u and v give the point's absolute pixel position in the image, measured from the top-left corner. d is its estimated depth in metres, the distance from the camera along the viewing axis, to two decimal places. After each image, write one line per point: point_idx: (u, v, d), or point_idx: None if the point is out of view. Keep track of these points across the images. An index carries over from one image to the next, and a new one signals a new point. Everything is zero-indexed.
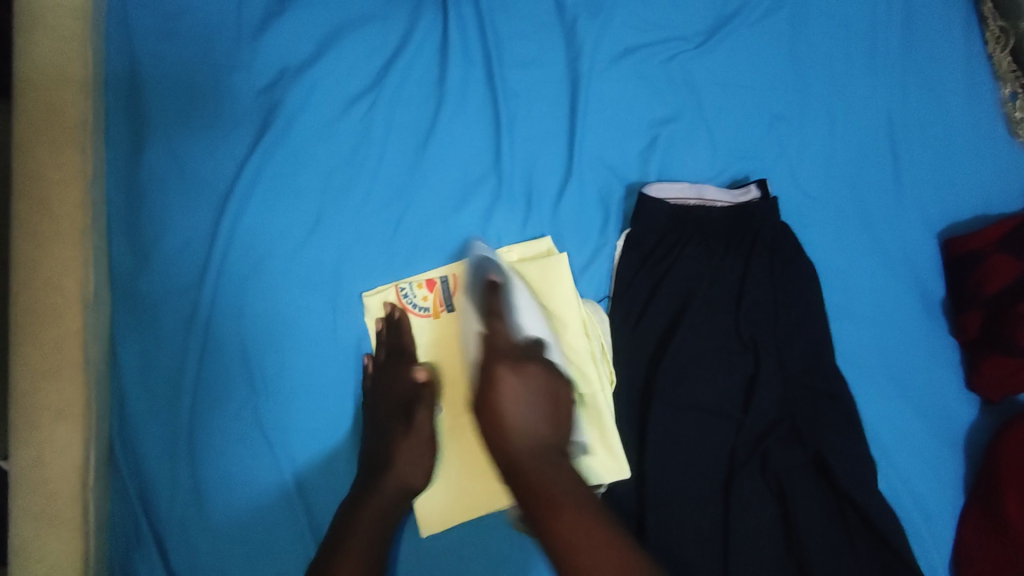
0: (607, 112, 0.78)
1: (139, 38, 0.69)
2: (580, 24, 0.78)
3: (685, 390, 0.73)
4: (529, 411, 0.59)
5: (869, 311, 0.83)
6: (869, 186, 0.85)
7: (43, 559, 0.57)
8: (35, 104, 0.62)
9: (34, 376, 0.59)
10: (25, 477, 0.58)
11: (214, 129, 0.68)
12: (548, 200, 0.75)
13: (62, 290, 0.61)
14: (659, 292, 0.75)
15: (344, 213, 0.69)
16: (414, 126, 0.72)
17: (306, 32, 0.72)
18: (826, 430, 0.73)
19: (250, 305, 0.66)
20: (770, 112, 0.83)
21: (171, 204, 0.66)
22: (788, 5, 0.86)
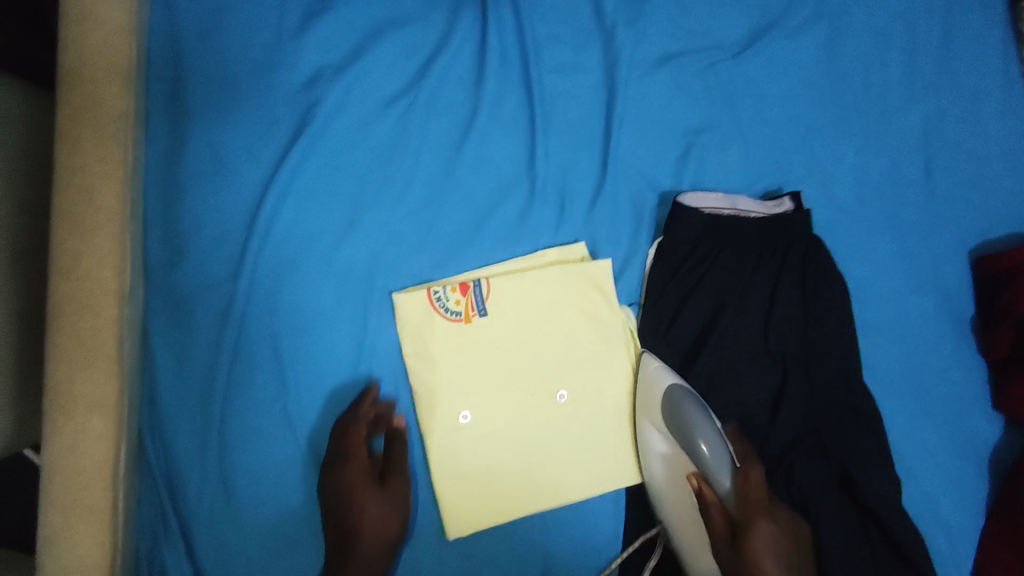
0: (642, 120, 0.78)
1: (183, 30, 0.68)
2: (619, 30, 0.78)
3: (713, 400, 0.73)
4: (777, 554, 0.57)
5: (898, 327, 0.82)
6: (902, 201, 0.84)
7: (76, 548, 0.59)
8: (81, 96, 0.64)
9: (71, 367, 0.60)
10: (58, 466, 0.59)
11: (253, 125, 0.68)
12: (581, 206, 0.75)
13: (99, 282, 0.62)
14: (690, 301, 0.75)
15: (379, 214, 0.69)
16: (450, 128, 0.73)
17: (347, 31, 0.72)
18: (850, 443, 0.73)
19: (284, 302, 0.66)
20: (805, 124, 0.83)
21: (209, 198, 0.66)
22: (827, 16, 0.85)
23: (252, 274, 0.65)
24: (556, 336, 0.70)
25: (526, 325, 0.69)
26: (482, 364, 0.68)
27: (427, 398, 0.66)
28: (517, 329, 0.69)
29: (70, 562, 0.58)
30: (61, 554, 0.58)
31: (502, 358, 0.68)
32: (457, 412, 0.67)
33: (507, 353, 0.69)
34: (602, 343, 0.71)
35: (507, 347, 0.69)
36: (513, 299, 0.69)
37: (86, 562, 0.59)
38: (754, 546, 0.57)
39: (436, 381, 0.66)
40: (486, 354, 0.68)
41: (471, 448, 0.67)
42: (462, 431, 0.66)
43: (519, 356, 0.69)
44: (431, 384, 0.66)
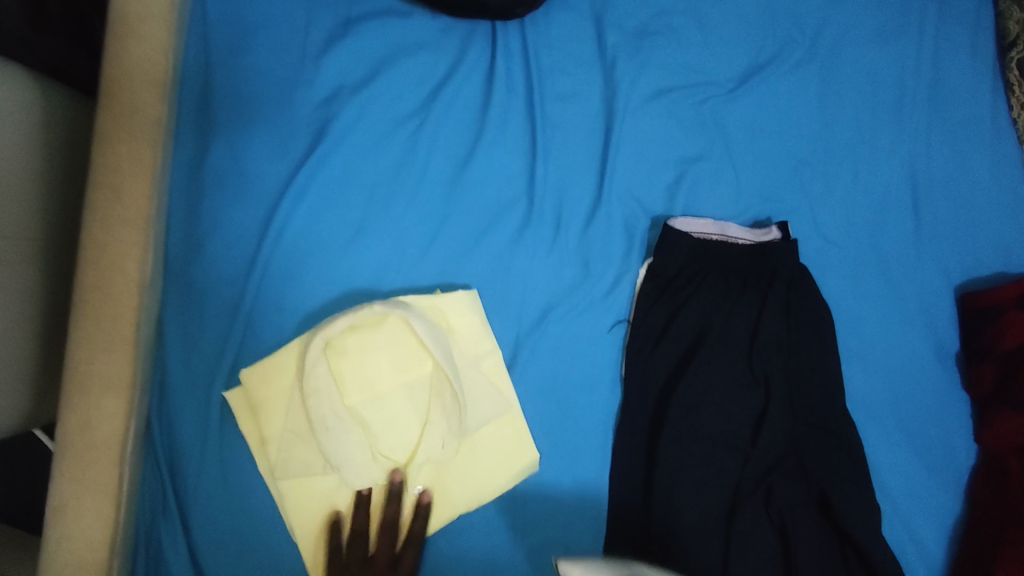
0: (639, 149, 0.82)
1: (215, 49, 0.74)
2: (619, 63, 0.83)
3: (696, 419, 0.76)
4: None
5: (882, 358, 0.85)
6: (889, 236, 0.88)
7: (81, 519, 0.62)
8: (119, 102, 0.68)
9: (91, 349, 0.64)
10: (72, 441, 0.63)
11: (274, 136, 0.73)
12: (576, 225, 0.79)
13: (122, 271, 0.66)
14: (677, 322, 0.78)
15: (386, 223, 0.74)
16: (455, 148, 0.77)
17: (364, 54, 0.77)
18: (829, 469, 0.76)
19: (292, 301, 0.70)
20: (795, 157, 0.87)
21: (227, 203, 0.71)
22: (820, 58, 0.90)
23: (262, 276, 0.70)
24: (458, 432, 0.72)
25: (361, 360, 0.69)
26: (381, 419, 0.70)
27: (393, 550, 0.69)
28: (376, 363, 0.70)
29: (74, 534, 0.61)
30: (68, 525, 0.61)
31: (369, 404, 0.69)
32: (333, 507, 0.68)
33: (395, 395, 0.70)
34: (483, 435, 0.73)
35: (409, 408, 0.71)
36: (353, 344, 0.69)
37: (90, 535, 0.62)
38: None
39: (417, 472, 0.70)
40: (381, 419, 0.70)
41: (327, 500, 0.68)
42: (357, 461, 0.68)
43: (366, 401, 0.69)
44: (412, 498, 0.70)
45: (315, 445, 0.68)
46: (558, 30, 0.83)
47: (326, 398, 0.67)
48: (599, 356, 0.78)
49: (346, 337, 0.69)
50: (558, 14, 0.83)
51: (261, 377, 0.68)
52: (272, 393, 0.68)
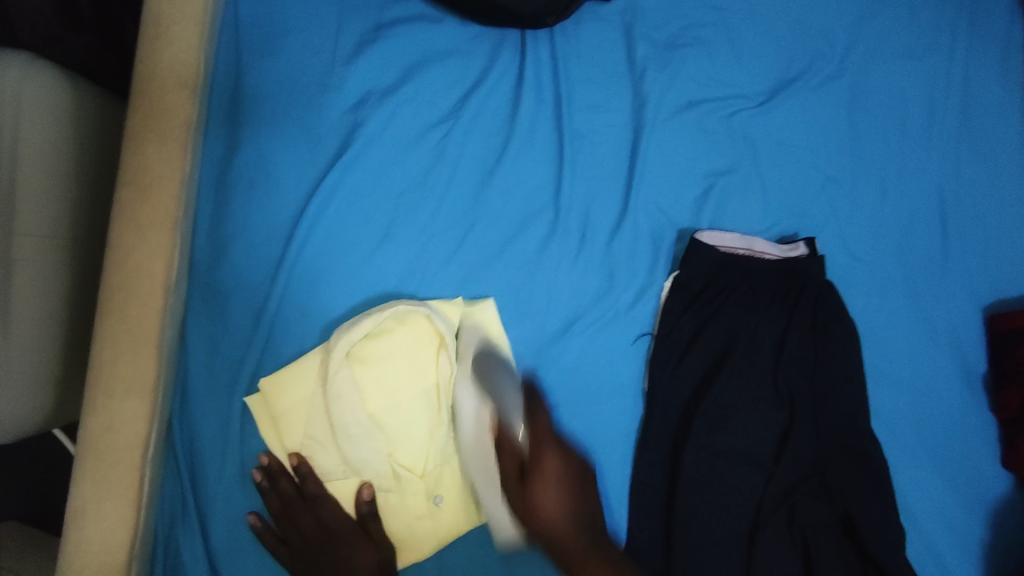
0: (666, 161, 0.81)
1: (246, 52, 0.74)
2: (648, 75, 0.82)
3: (720, 435, 0.74)
4: (564, 501, 0.64)
5: (907, 378, 0.83)
6: (916, 255, 0.86)
7: (101, 522, 0.61)
8: (151, 104, 0.68)
9: (116, 350, 0.64)
10: (95, 442, 0.63)
11: (302, 140, 0.73)
12: (601, 236, 0.79)
13: (150, 274, 0.66)
14: (701, 336, 0.77)
15: (412, 231, 0.74)
16: (482, 156, 0.77)
17: (394, 60, 0.76)
18: (853, 489, 0.75)
19: (315, 307, 0.70)
20: (823, 173, 0.86)
21: (254, 206, 0.71)
22: (849, 74, 0.89)
23: (287, 281, 0.69)
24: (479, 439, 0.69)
25: (385, 366, 0.69)
26: (402, 426, 0.69)
27: (414, 554, 0.68)
28: (398, 370, 0.69)
29: (94, 536, 0.61)
30: (88, 527, 0.61)
31: (390, 411, 0.68)
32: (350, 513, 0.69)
33: (417, 403, 0.69)
34: None
35: (430, 415, 0.70)
36: (377, 350, 0.69)
37: (108, 538, 0.61)
38: (542, 489, 0.63)
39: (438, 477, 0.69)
40: (402, 425, 0.69)
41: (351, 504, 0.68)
42: (376, 467, 0.68)
43: (388, 407, 0.68)
44: (432, 505, 0.69)
45: (336, 450, 0.68)
46: (588, 40, 0.82)
47: (349, 405, 0.67)
48: (622, 371, 0.77)
49: (370, 343, 0.69)
50: (588, 25, 0.83)
51: (284, 387, 0.67)
52: (295, 400, 0.67)
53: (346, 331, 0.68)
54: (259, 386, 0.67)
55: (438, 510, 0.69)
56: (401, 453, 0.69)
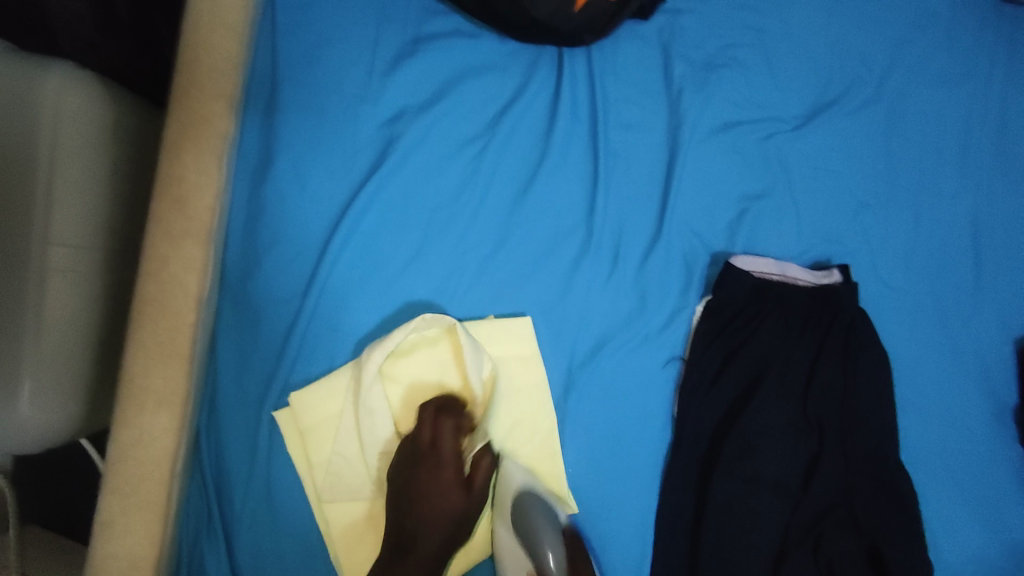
0: (700, 183, 0.80)
1: (282, 62, 0.73)
2: (685, 95, 0.81)
3: (749, 462, 0.74)
4: None
5: (937, 409, 0.82)
6: (949, 284, 0.85)
7: (129, 535, 0.61)
8: (188, 113, 0.66)
9: (148, 360, 0.63)
10: (124, 456, 0.62)
11: (336, 153, 0.72)
12: (634, 258, 0.78)
13: (183, 286, 0.65)
14: (734, 361, 0.77)
15: (444, 248, 0.73)
16: (517, 174, 0.76)
17: (430, 74, 0.76)
18: (881, 521, 0.74)
19: (346, 322, 0.69)
20: (858, 198, 0.85)
21: (287, 219, 0.70)
22: (887, 97, 0.88)
23: (318, 296, 0.69)
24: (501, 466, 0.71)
25: (415, 383, 0.71)
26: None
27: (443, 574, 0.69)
28: (428, 387, 0.71)
29: (121, 550, 0.61)
30: (114, 540, 0.61)
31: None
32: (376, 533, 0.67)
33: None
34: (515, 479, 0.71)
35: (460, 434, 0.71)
36: (406, 367, 0.70)
37: (136, 553, 0.61)
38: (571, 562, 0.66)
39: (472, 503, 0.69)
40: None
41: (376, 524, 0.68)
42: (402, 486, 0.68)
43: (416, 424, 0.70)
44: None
45: (362, 468, 0.68)
46: (625, 58, 0.81)
47: (377, 421, 0.68)
48: (653, 394, 0.76)
49: (399, 360, 0.70)
50: (625, 42, 0.82)
51: (315, 399, 0.67)
52: (323, 413, 0.67)
53: (379, 345, 0.66)
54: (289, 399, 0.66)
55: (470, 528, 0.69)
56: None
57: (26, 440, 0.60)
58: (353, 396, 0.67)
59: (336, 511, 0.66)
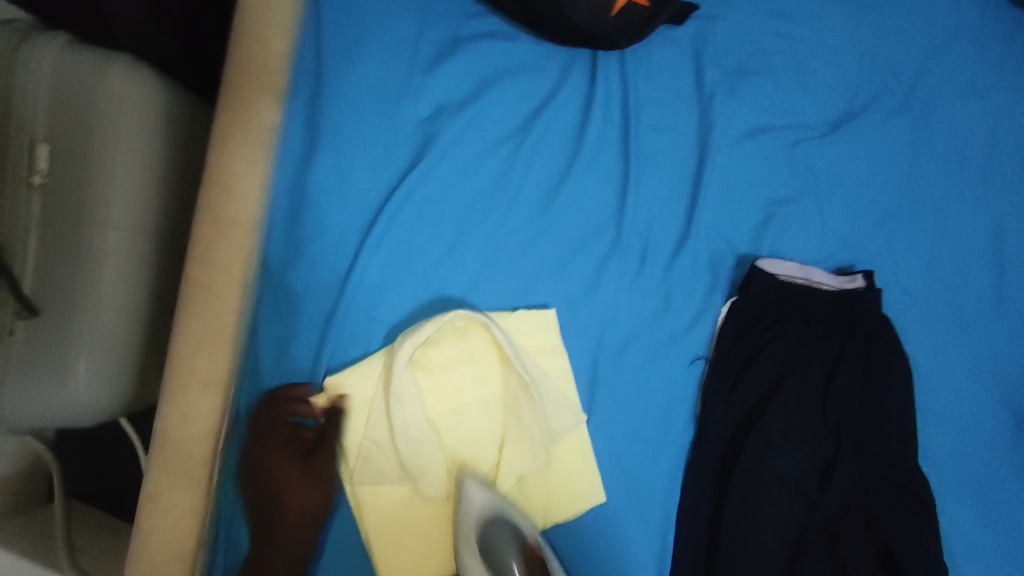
0: (728, 187, 0.82)
1: (327, 58, 0.75)
2: (716, 100, 0.83)
3: (769, 462, 0.75)
4: None
5: (957, 417, 0.83)
6: (972, 294, 0.86)
7: (173, 509, 0.64)
8: (238, 106, 0.69)
9: (194, 344, 0.66)
10: (169, 434, 0.65)
11: (375, 150, 0.74)
12: (661, 257, 0.79)
13: (228, 271, 0.67)
14: (756, 362, 0.78)
15: (477, 243, 0.75)
16: (549, 173, 0.78)
17: (468, 75, 0.78)
18: (898, 523, 0.75)
19: (382, 312, 0.72)
20: (883, 206, 0.86)
21: (326, 211, 0.72)
22: (916, 107, 0.89)
23: (356, 287, 0.71)
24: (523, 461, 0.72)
25: (444, 371, 0.72)
26: (461, 429, 0.73)
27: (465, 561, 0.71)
28: (457, 376, 0.72)
29: (168, 522, 0.64)
30: (159, 514, 0.64)
31: (448, 416, 0.72)
32: (403, 515, 0.70)
33: (474, 409, 0.73)
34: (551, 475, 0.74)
35: (488, 423, 0.73)
36: (435, 356, 0.72)
37: (180, 524, 0.65)
38: None
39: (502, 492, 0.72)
40: (460, 431, 0.73)
41: (405, 509, 0.70)
42: (432, 473, 0.70)
43: (445, 413, 0.72)
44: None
45: (392, 453, 0.69)
46: (658, 63, 0.83)
47: (409, 409, 0.69)
48: (676, 392, 0.78)
49: (428, 349, 0.72)
50: (659, 47, 0.83)
51: (349, 385, 0.69)
52: (357, 399, 0.70)
53: (409, 335, 0.68)
54: (328, 384, 0.69)
55: None
56: (459, 453, 0.73)
57: (77, 414, 0.64)
58: (384, 384, 0.69)
59: (366, 494, 0.69)
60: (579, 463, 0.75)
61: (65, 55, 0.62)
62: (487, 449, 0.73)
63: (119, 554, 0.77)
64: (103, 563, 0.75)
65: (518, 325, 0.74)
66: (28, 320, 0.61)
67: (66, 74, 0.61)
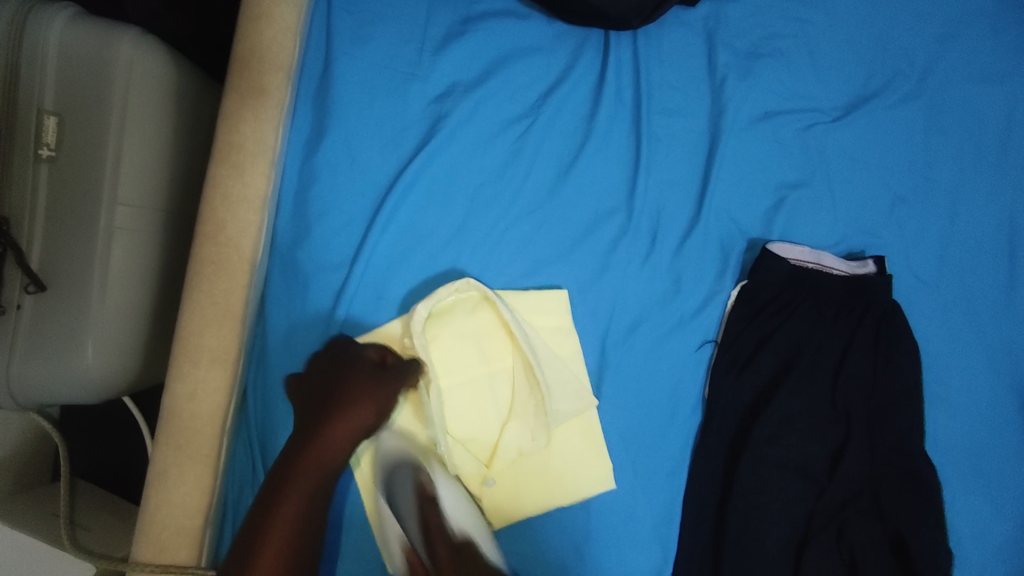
0: (739, 170, 0.81)
1: (337, 35, 0.74)
2: (729, 83, 0.82)
3: (778, 447, 0.75)
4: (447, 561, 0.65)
5: (965, 404, 0.83)
6: (982, 281, 0.85)
7: (182, 486, 0.64)
8: (247, 82, 0.68)
9: (202, 321, 0.65)
10: (179, 410, 0.64)
11: (385, 129, 0.73)
12: (672, 240, 0.79)
13: (238, 249, 0.67)
14: (767, 345, 0.78)
15: (485, 224, 0.74)
16: (559, 153, 0.78)
17: (478, 54, 0.77)
18: (908, 510, 0.74)
19: (391, 291, 0.72)
20: (894, 193, 0.85)
21: (335, 189, 0.71)
22: (928, 92, 0.88)
23: (364, 267, 0.71)
24: (523, 434, 0.73)
25: (455, 344, 0.72)
26: (467, 403, 0.72)
27: None
28: (468, 350, 0.72)
29: (176, 499, 0.63)
30: (168, 490, 0.63)
31: (456, 389, 0.71)
32: None
33: (483, 384, 0.73)
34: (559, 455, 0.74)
35: (495, 400, 0.73)
36: (447, 328, 0.72)
37: (188, 501, 0.64)
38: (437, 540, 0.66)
39: (499, 467, 0.72)
40: (465, 406, 0.72)
41: None
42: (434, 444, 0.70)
43: (454, 386, 0.71)
44: (484, 486, 0.72)
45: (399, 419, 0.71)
46: (670, 44, 0.82)
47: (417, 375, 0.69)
48: (685, 375, 0.78)
49: (442, 321, 0.72)
50: (671, 29, 0.83)
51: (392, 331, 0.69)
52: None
53: (426, 300, 0.69)
54: None
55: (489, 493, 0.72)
56: (462, 429, 0.71)
57: (84, 390, 0.64)
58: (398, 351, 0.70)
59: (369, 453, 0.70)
60: (590, 445, 0.74)
61: (73, 26, 0.60)
62: (492, 423, 0.73)
63: (123, 536, 0.77)
64: (109, 542, 0.75)
65: (531, 301, 0.74)
66: (35, 295, 0.60)
67: (72, 45, 0.60)
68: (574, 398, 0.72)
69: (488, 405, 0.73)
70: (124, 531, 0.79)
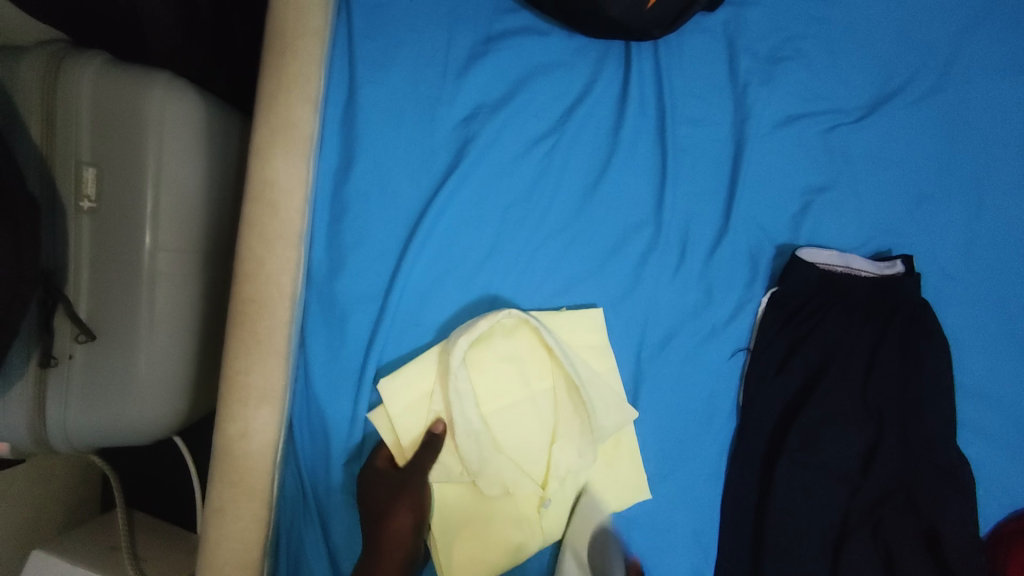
0: (765, 176, 0.82)
1: (359, 63, 0.74)
2: (751, 89, 0.82)
3: (813, 450, 0.76)
4: None
5: (996, 396, 0.83)
6: (1011, 273, 0.85)
7: (238, 520, 0.66)
8: (276, 117, 0.67)
9: (247, 361, 0.66)
10: (231, 448, 0.66)
11: (413, 156, 0.74)
12: (702, 250, 0.79)
13: (278, 286, 0.68)
14: (799, 351, 0.79)
15: (517, 246, 0.75)
16: (586, 169, 0.78)
17: (501, 74, 0.77)
18: (943, 505, 0.75)
19: (427, 317, 0.73)
20: (918, 188, 0.85)
21: (368, 220, 0.72)
22: (952, 84, 0.86)
23: (399, 295, 0.71)
24: (572, 454, 0.74)
25: (493, 368, 0.72)
26: (515, 425, 0.73)
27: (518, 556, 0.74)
28: (509, 373, 0.73)
29: (235, 532, 0.66)
30: (226, 525, 0.66)
31: (502, 412, 0.73)
32: (468, 512, 0.73)
33: (527, 405, 0.74)
34: (602, 469, 0.76)
35: (540, 420, 0.74)
36: (488, 353, 0.72)
37: (247, 534, 0.66)
38: None
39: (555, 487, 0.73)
40: (514, 429, 0.73)
41: (467, 503, 0.73)
42: (490, 472, 0.71)
43: (500, 408, 0.73)
44: (542, 507, 0.74)
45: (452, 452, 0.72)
46: (691, 52, 0.82)
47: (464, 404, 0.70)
48: (721, 383, 0.79)
49: (482, 347, 0.72)
50: (691, 37, 0.82)
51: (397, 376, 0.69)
52: (412, 397, 0.70)
53: (465, 331, 0.69)
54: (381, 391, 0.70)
55: (547, 511, 0.75)
56: (511, 449, 0.73)
57: (136, 433, 0.65)
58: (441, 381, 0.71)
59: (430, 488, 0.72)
60: (629, 459, 0.77)
61: (104, 77, 0.60)
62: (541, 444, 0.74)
63: (178, 560, 0.81)
64: (163, 564, 0.79)
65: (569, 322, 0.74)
66: (86, 344, 0.62)
67: (104, 96, 0.60)
68: (615, 414, 0.73)
69: (536, 424, 0.74)
70: (175, 551, 0.84)
